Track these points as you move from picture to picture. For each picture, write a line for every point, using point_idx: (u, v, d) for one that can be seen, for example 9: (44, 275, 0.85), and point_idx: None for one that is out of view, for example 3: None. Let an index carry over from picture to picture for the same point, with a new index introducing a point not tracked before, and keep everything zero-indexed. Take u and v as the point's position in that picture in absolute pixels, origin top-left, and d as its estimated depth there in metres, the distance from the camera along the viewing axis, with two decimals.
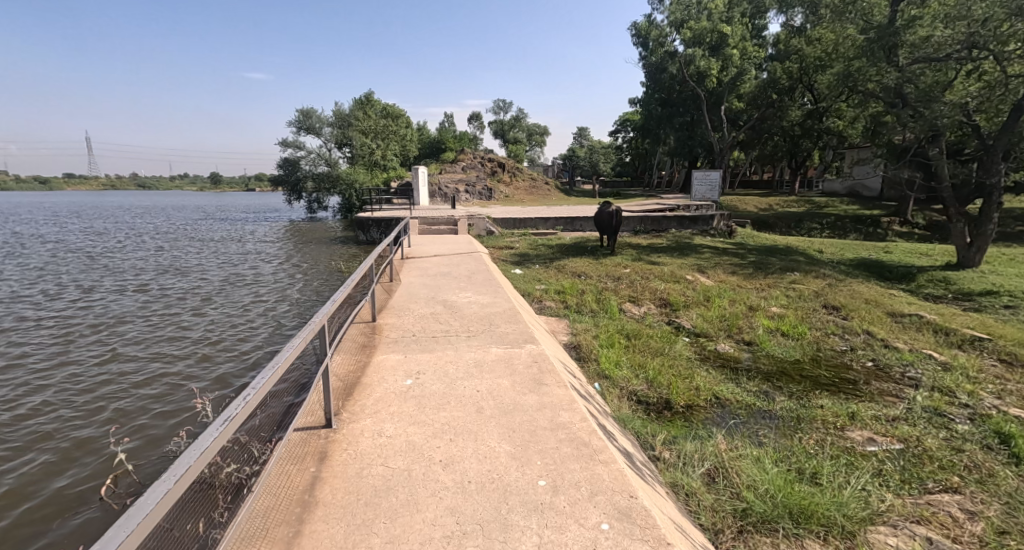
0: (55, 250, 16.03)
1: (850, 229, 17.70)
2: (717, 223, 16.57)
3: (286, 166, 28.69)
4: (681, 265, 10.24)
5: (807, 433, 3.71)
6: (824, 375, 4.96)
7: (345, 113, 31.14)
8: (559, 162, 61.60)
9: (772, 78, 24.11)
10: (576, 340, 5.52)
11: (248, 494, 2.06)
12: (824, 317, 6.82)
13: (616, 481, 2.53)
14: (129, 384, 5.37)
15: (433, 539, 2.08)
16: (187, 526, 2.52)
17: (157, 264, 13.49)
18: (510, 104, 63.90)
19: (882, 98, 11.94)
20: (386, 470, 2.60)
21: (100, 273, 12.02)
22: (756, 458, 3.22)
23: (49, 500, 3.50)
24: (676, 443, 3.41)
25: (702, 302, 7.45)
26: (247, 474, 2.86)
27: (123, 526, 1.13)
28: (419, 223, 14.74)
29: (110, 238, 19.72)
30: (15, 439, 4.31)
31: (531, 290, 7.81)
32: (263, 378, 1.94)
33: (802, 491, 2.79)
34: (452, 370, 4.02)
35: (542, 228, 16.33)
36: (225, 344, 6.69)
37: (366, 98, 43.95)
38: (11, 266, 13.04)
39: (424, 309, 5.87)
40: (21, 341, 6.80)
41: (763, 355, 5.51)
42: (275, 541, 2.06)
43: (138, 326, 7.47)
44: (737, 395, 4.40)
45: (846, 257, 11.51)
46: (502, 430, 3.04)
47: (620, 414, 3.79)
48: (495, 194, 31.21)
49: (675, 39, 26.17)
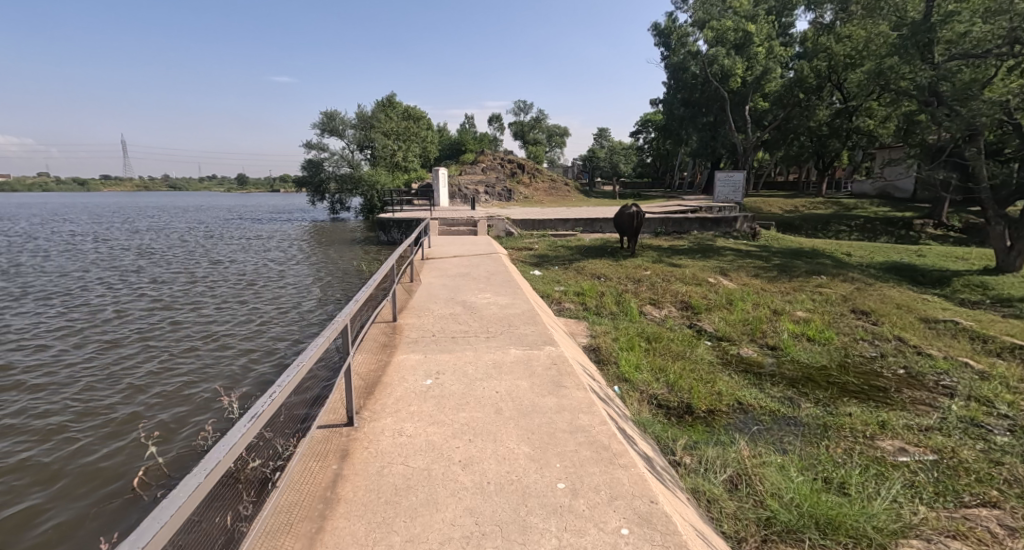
0: (89, 250, 16.59)
1: (880, 231, 17.20)
2: (741, 225, 16.28)
3: (309, 167, 29.19)
4: (703, 267, 10.10)
5: (834, 441, 3.62)
6: (852, 382, 4.83)
7: (368, 115, 31.60)
8: (580, 163, 61.38)
9: (799, 77, 23.61)
10: (595, 342, 5.50)
11: (273, 489, 2.10)
12: (851, 322, 6.63)
13: (636, 486, 2.51)
14: (158, 380, 5.53)
15: (452, 539, 2.09)
16: (216, 519, 2.60)
17: (186, 263, 13.86)
18: (530, 104, 64.13)
19: (916, 97, 11.58)
20: (406, 469, 2.62)
21: (131, 271, 12.44)
22: (781, 466, 3.15)
23: (84, 492, 3.61)
24: (697, 449, 3.36)
25: (725, 305, 7.33)
26: (272, 469, 2.93)
27: (155, 519, 1.17)
28: (440, 224, 14.88)
29: (140, 238, 20.32)
30: (50, 432, 4.46)
31: (550, 292, 7.82)
32: (289, 376, 1.98)
33: (830, 501, 2.72)
34: (471, 370, 4.04)
35: (561, 229, 16.30)
36: (249, 342, 6.83)
37: (388, 100, 44.53)
38: (48, 264, 13.54)
39: (444, 310, 5.91)
40: (56, 337, 7.06)
41: (788, 360, 5.38)
42: (298, 537, 2.10)
43: (167, 324, 7.67)
44: (761, 400, 4.31)
45: (876, 260, 11.18)
46: (521, 432, 3.04)
47: (640, 418, 3.76)
48: (515, 195, 31.27)
49: (697, 39, 25.97)
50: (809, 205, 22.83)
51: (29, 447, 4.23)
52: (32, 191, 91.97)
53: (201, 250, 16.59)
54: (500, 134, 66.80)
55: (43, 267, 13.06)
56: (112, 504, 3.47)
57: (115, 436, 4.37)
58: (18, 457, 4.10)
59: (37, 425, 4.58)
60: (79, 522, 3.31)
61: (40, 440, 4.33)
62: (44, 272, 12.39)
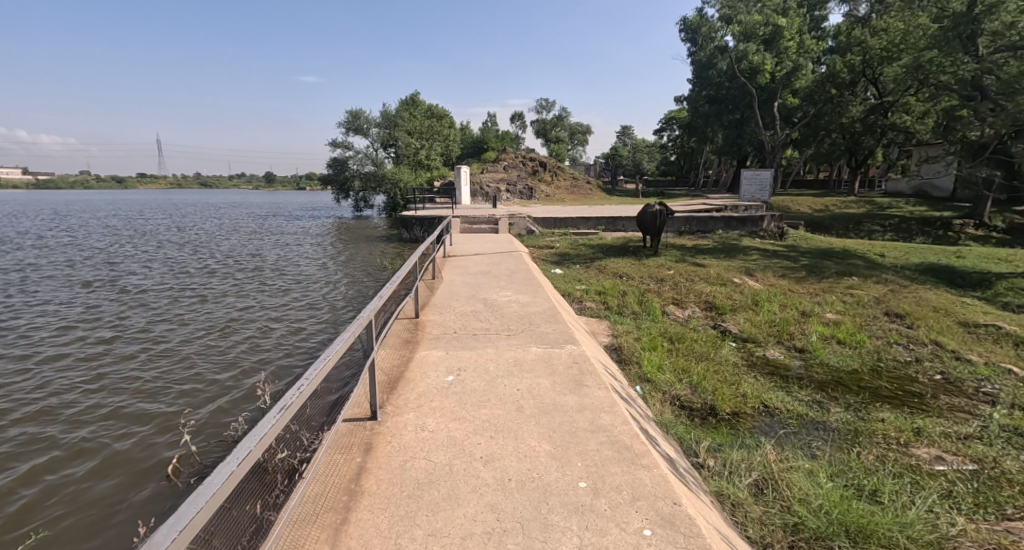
0: (124, 245, 17.17)
1: (916, 232, 16.58)
2: (768, 224, 15.87)
3: (334, 165, 29.66)
4: (727, 267, 9.91)
5: (866, 448, 3.51)
6: (885, 387, 4.67)
7: (392, 114, 31.96)
8: (602, 161, 60.93)
9: (831, 72, 22.92)
10: (617, 342, 5.45)
11: (300, 479, 2.15)
12: (885, 325, 6.42)
13: (658, 487, 2.48)
14: (189, 372, 5.70)
15: (474, 535, 2.10)
16: (246, 506, 2.68)
17: (214, 259, 14.20)
18: (552, 102, 63.96)
19: (958, 91, 11.45)
20: (428, 464, 2.64)
21: (163, 266, 12.85)
22: (809, 471, 3.08)
23: (117, 488, 3.65)
24: (722, 451, 3.30)
25: (750, 306, 7.17)
26: (298, 459, 3.00)
27: (192, 504, 1.22)
28: (462, 222, 14.94)
29: (172, 234, 20.93)
30: (85, 424, 4.58)
31: (571, 290, 7.77)
32: (317, 368, 2.02)
33: (861, 508, 2.65)
34: (492, 367, 4.05)
35: (583, 228, 16.16)
36: (274, 337, 6.96)
37: (412, 100, 44.92)
38: (85, 260, 14.04)
39: (465, 307, 5.94)
40: (92, 330, 7.31)
41: (816, 363, 5.24)
42: (325, 527, 2.14)
43: (196, 319, 7.86)
44: (788, 404, 4.21)
45: (912, 262, 10.74)
46: (543, 430, 3.03)
47: (662, 419, 3.72)
48: (536, 194, 31.18)
49: (725, 34, 25.48)
50: (840, 204, 22.16)
51: (66, 438, 4.35)
52: (73, 189, 95.81)
53: (229, 246, 16.99)
54: (522, 132, 66.77)
55: (83, 262, 13.61)
56: (144, 499, 3.51)
57: (148, 429, 4.46)
58: (54, 445, 4.24)
59: (72, 416, 4.72)
60: (114, 519, 3.33)
61: (79, 429, 4.50)
62: (82, 266, 12.88)
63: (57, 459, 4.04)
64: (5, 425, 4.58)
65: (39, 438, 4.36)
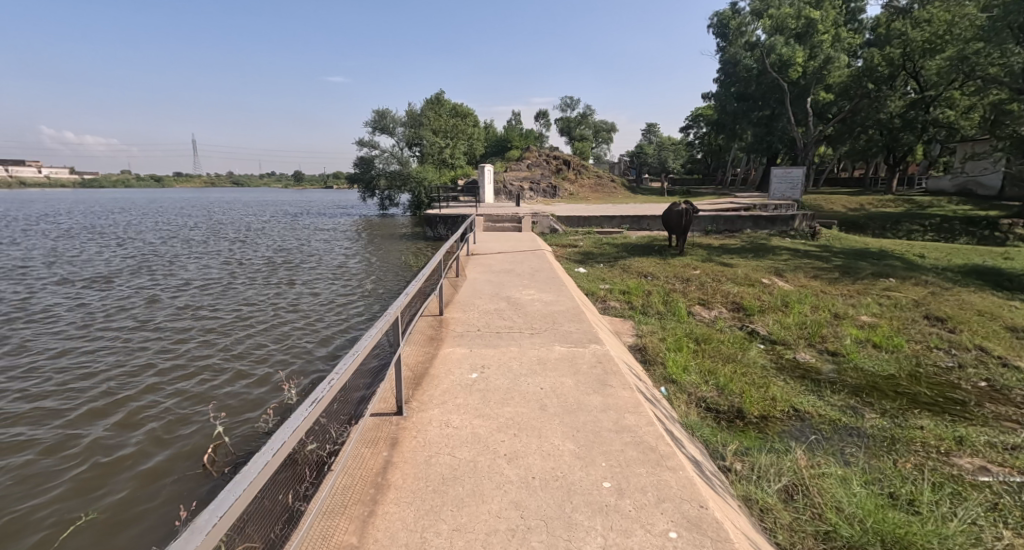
0: (160, 242, 17.75)
1: (958, 231, 15.88)
2: (799, 223, 15.43)
3: (361, 165, 30.09)
4: (756, 267, 9.69)
5: (903, 455, 3.38)
6: (924, 394, 4.49)
7: (417, 114, 32.20)
8: (627, 159, 60.21)
9: (868, 65, 22.10)
10: (642, 342, 5.39)
11: (330, 472, 2.21)
12: (924, 329, 6.17)
13: (685, 489, 2.45)
14: (221, 365, 5.88)
15: (499, 531, 2.12)
16: (278, 496, 2.76)
17: (245, 255, 14.61)
18: (577, 100, 63.42)
19: (1006, 85, 10.77)
20: (453, 459, 2.67)
21: (197, 263, 13.27)
22: (843, 478, 2.99)
23: (153, 476, 3.78)
24: (750, 455, 3.23)
25: (780, 308, 6.98)
26: (327, 453, 3.07)
27: (230, 491, 1.27)
28: (485, 221, 15.00)
29: (205, 231, 21.56)
30: (124, 414, 4.74)
31: (594, 290, 7.70)
32: (346, 363, 2.07)
33: (896, 517, 2.56)
34: (516, 366, 4.07)
35: (607, 227, 16.03)
36: (302, 332, 7.11)
37: (437, 99, 45.14)
38: (123, 256, 14.57)
39: (488, 305, 5.97)
40: (131, 324, 7.61)
41: (850, 368, 5.07)
42: (353, 518, 2.19)
43: (229, 314, 8.10)
44: (820, 409, 4.08)
45: (954, 264, 10.29)
46: (566, 430, 3.02)
47: (687, 421, 3.65)
48: (559, 192, 31.02)
49: (756, 28, 24.76)
50: (877, 203, 21.34)
51: (100, 431, 4.45)
52: (114, 187, 99.69)
53: (259, 243, 17.42)
54: (546, 130, 66.44)
55: (122, 258, 14.19)
56: (176, 493, 3.57)
57: (175, 425, 4.53)
58: (91, 436, 4.37)
59: (113, 407, 4.89)
60: (150, 511, 3.40)
61: (114, 420, 4.64)
62: (121, 262, 13.42)
63: (94, 449, 4.18)
64: (50, 414, 4.79)
65: (77, 429, 4.50)
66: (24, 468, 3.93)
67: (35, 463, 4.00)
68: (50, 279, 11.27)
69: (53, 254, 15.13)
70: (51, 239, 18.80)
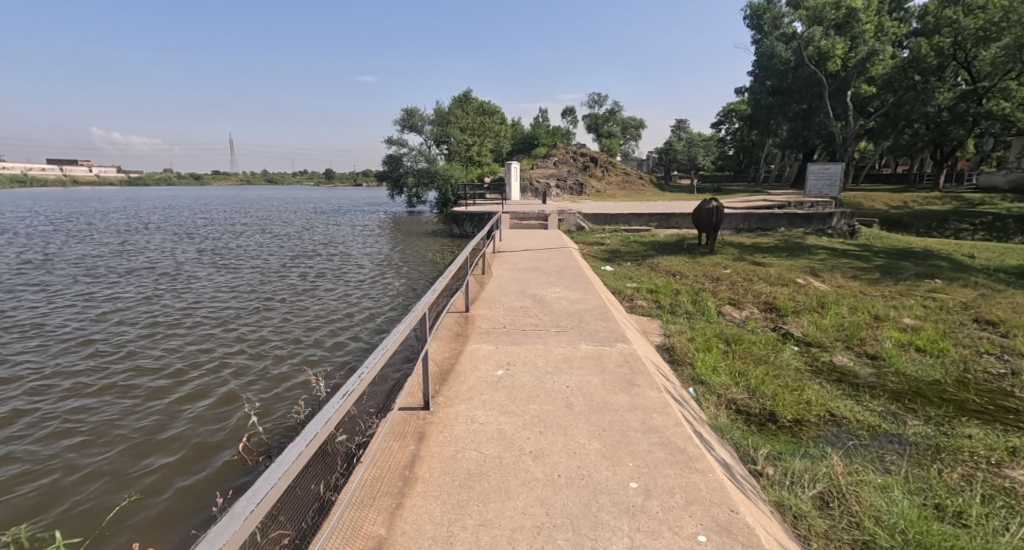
0: (197, 239, 18.36)
1: (1012, 231, 15.00)
2: (837, 222, 14.85)
3: (390, 162, 30.56)
4: (790, 267, 9.40)
5: (949, 465, 3.22)
6: (972, 401, 4.26)
7: (445, 111, 32.47)
8: (657, 156, 59.26)
9: (914, 56, 20.72)
10: (669, 342, 5.29)
11: (359, 463, 2.25)
12: (974, 333, 5.85)
13: (714, 493, 2.39)
14: (254, 359, 6.06)
15: (524, 527, 2.12)
16: (310, 486, 2.83)
17: (278, 252, 15.03)
18: (605, 97, 62.71)
19: None
20: (479, 455, 2.68)
21: (231, 259, 13.71)
22: (884, 487, 2.86)
23: (190, 463, 3.96)
24: (782, 460, 3.14)
25: (816, 309, 6.74)
26: (357, 445, 3.13)
27: (267, 479, 1.31)
28: (511, 219, 15.01)
29: (240, 228, 22.26)
30: (161, 405, 4.93)
31: (621, 288, 7.62)
32: (375, 358, 2.10)
33: (941, 529, 2.45)
34: (542, 363, 4.06)
35: (634, 225, 15.81)
36: (330, 327, 7.27)
37: (464, 97, 45.41)
38: (164, 253, 15.17)
39: (514, 302, 5.98)
40: (169, 318, 7.91)
41: (890, 372, 4.85)
42: (381, 510, 2.23)
43: (261, 309, 8.33)
44: (858, 414, 3.92)
45: (1008, 265, 9.74)
46: (592, 428, 3.00)
47: (716, 422, 3.58)
48: (586, 189, 30.87)
49: (792, 20, 23.90)
50: (922, 201, 20.38)
51: (139, 421, 4.64)
52: (159, 184, 104.13)
53: (291, 240, 17.88)
54: (574, 127, 66.01)
55: (165, 254, 14.88)
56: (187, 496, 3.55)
57: (192, 424, 4.54)
58: (134, 423, 4.59)
59: (152, 398, 5.10)
60: (169, 507, 3.45)
61: (147, 412, 4.78)
62: (165, 258, 14.11)
63: (137, 435, 4.38)
64: (94, 402, 5.03)
65: (118, 418, 4.70)
66: (58, 456, 4.09)
67: (72, 450, 4.18)
68: (103, 273, 11.97)
69: (100, 250, 15.86)
70: (98, 235, 19.71)
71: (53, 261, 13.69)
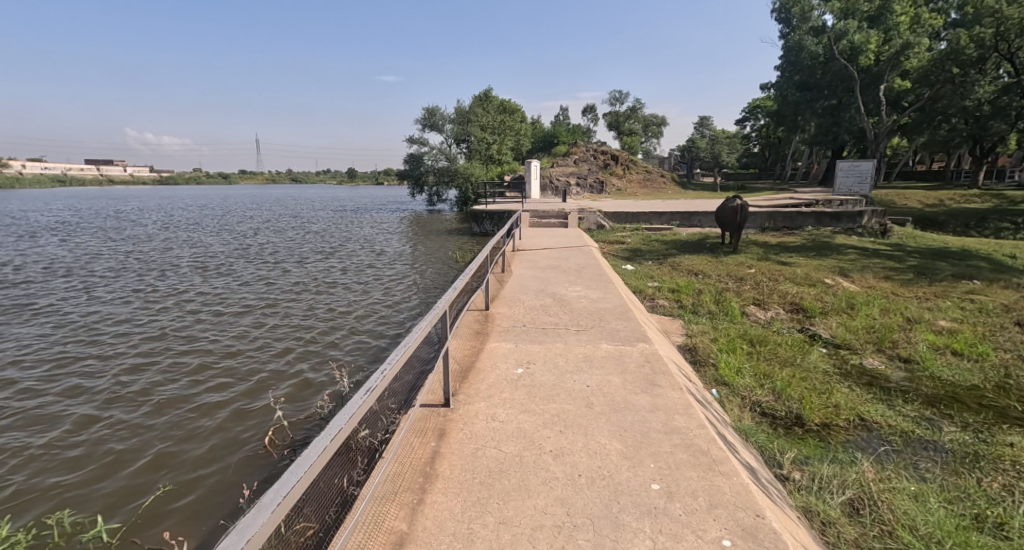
0: (224, 237, 18.83)
1: None
2: (867, 220, 14.37)
3: (410, 161, 30.80)
4: (817, 267, 9.15)
5: (988, 474, 3.09)
6: (1013, 407, 4.07)
7: (466, 110, 32.57)
8: (679, 154, 58.34)
9: (955, 47, 19.87)
10: (692, 342, 5.21)
11: (381, 459, 2.27)
12: (1015, 336, 5.59)
13: (739, 496, 2.34)
14: (277, 355, 6.17)
15: (544, 527, 2.11)
16: (333, 481, 2.87)
17: (300, 249, 15.29)
18: (626, 94, 62.00)
19: None
20: (499, 454, 2.68)
21: (256, 257, 14.00)
22: (918, 495, 2.76)
23: (218, 454, 4.06)
24: (810, 465, 3.05)
25: (845, 310, 6.55)
26: (379, 440, 3.16)
27: (292, 473, 1.33)
28: (531, 217, 14.95)
29: (264, 226, 22.70)
30: (189, 400, 5.07)
31: (642, 287, 7.53)
32: (397, 355, 2.11)
33: (980, 541, 2.36)
34: (562, 362, 4.03)
35: (656, 223, 15.59)
36: (351, 325, 7.35)
37: (485, 96, 45.45)
38: (191, 250, 15.56)
39: (534, 301, 5.95)
40: (196, 315, 8.12)
41: (925, 376, 4.68)
42: (403, 505, 2.25)
43: (284, 306, 8.50)
44: (891, 419, 3.79)
45: None
46: (613, 429, 2.96)
47: (741, 425, 3.50)
48: (606, 188, 30.60)
49: (822, 12, 23.36)
50: (959, 199, 19.59)
51: (167, 414, 4.77)
52: (190, 183, 107.46)
53: (314, 238, 18.15)
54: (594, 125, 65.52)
55: (193, 251, 15.25)
56: (210, 488, 3.63)
57: (221, 417, 4.68)
58: (163, 417, 4.72)
59: (179, 392, 5.23)
60: (198, 496, 3.55)
61: (172, 408, 4.90)
62: (193, 255, 14.47)
63: (167, 429, 4.50)
64: (126, 397, 5.18)
65: (149, 411, 4.84)
66: (93, 448, 4.24)
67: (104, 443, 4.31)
68: (134, 270, 12.35)
69: (131, 247, 16.35)
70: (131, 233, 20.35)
71: (88, 259, 14.18)
